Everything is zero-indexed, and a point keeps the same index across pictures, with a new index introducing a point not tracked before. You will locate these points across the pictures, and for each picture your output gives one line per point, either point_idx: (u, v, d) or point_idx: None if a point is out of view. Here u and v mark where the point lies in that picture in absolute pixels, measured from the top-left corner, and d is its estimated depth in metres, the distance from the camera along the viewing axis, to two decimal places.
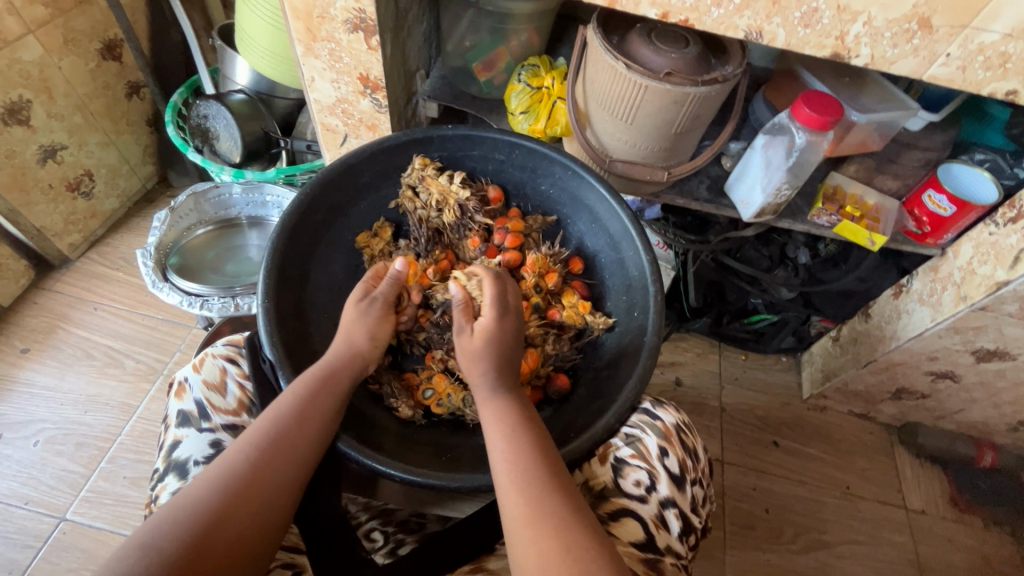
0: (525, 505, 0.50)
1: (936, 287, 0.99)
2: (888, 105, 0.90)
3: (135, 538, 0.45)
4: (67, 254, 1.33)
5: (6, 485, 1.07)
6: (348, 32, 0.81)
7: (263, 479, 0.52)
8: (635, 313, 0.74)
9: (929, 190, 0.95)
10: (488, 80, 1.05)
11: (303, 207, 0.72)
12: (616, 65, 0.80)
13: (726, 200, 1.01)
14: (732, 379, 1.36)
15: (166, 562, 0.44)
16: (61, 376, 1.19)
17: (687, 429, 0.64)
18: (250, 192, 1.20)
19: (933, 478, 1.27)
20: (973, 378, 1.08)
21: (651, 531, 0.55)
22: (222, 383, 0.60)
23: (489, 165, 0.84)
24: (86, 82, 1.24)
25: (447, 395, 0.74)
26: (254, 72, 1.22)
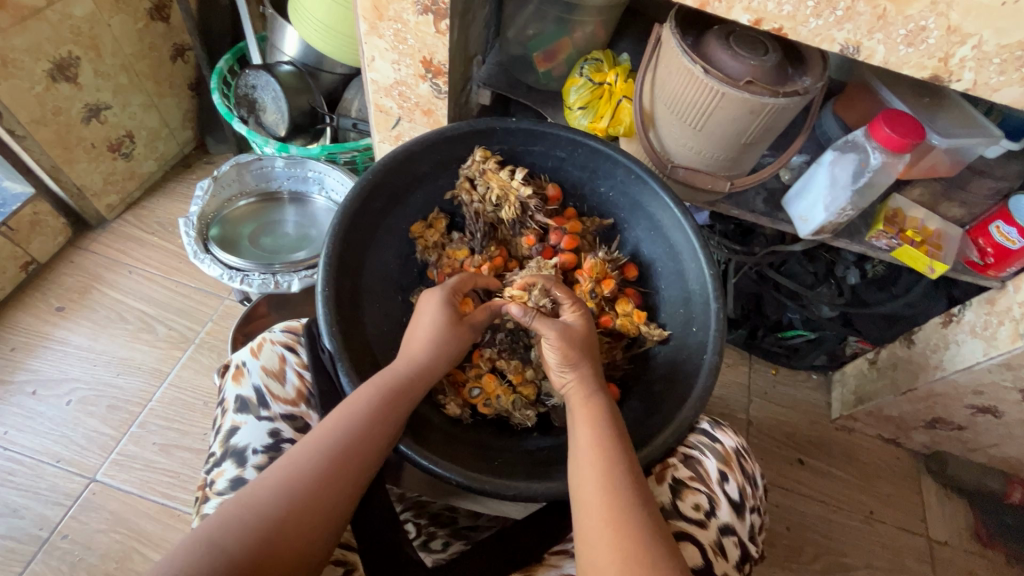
0: (614, 535, 0.49)
1: (991, 321, 0.96)
2: (968, 129, 0.87)
3: (201, 533, 0.46)
4: (104, 215, 1.33)
5: (39, 441, 1.08)
6: (417, 14, 0.79)
7: (328, 485, 0.51)
8: (694, 329, 0.72)
9: (998, 221, 0.92)
10: (547, 72, 1.01)
11: (363, 194, 0.70)
12: (693, 68, 0.77)
13: (782, 214, 0.98)
14: (761, 393, 1.34)
15: (229, 564, 0.44)
16: (94, 338, 1.20)
17: (745, 455, 0.63)
18: (293, 166, 1.18)
19: (958, 510, 1.25)
20: (1016, 415, 1.06)
21: (710, 558, 0.54)
22: (282, 371, 0.59)
23: (549, 162, 0.82)
24: (134, 42, 1.22)
25: (496, 396, 0.74)
26: (304, 43, 1.20)
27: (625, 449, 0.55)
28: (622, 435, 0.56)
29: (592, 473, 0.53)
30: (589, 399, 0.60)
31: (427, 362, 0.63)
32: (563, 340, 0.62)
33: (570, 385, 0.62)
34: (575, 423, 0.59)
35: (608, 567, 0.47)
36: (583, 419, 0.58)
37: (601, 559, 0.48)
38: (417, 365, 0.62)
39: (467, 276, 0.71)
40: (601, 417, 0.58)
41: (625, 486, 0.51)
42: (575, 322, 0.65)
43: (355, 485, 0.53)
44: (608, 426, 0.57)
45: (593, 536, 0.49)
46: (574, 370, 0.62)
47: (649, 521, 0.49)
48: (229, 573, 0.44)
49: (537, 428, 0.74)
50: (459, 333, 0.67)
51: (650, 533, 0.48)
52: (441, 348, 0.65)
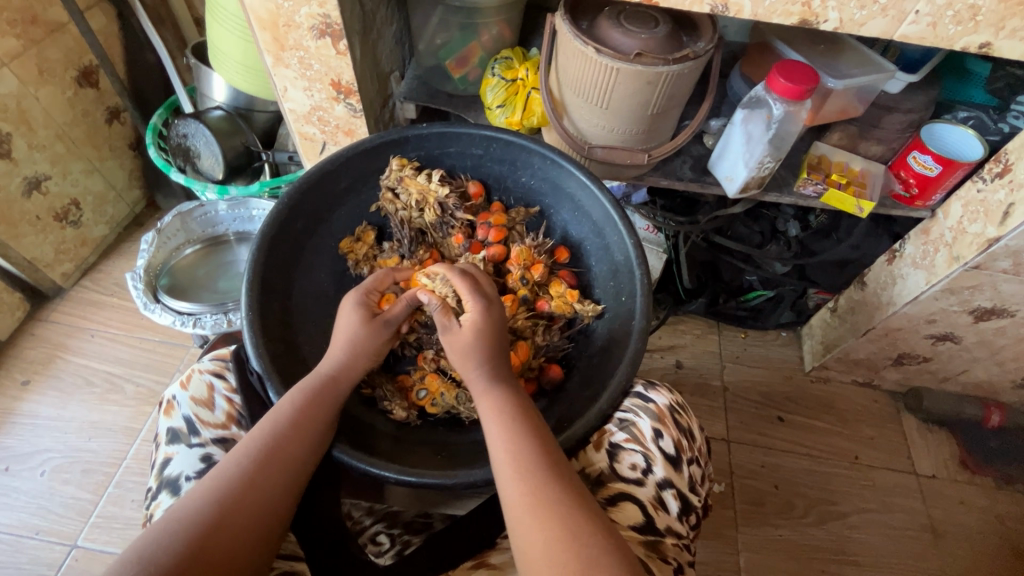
0: (530, 495, 0.50)
1: (929, 250, 0.98)
2: (864, 69, 0.90)
3: (133, 551, 0.47)
4: (61, 283, 1.34)
5: (17, 516, 1.08)
6: (316, 39, 0.81)
7: (258, 486, 0.53)
8: (623, 298, 0.73)
9: (914, 151, 0.94)
10: (462, 77, 1.04)
11: (282, 216, 0.72)
12: (586, 49, 0.79)
13: (710, 178, 1.00)
14: (733, 357, 1.35)
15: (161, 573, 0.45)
16: (63, 406, 1.20)
17: (681, 410, 0.64)
18: (235, 208, 1.19)
19: (942, 442, 1.26)
20: (974, 337, 1.07)
21: (650, 513, 0.55)
22: (210, 399, 0.61)
23: (467, 161, 0.84)
24: (65, 111, 1.24)
25: (441, 393, 0.74)
26: (231, 87, 1.22)
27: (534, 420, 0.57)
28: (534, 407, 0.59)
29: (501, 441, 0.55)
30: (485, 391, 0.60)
31: (350, 360, 0.65)
32: (455, 348, 0.62)
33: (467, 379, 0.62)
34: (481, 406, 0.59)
35: (530, 526, 0.48)
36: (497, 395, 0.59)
37: (521, 521, 0.49)
38: (343, 369, 0.65)
39: (383, 274, 0.74)
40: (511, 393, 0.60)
41: (542, 449, 0.54)
42: (469, 323, 0.63)
43: (285, 485, 0.55)
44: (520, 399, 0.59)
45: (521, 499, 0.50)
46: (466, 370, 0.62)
47: (565, 478, 0.51)
48: None
49: None
50: (376, 333, 0.68)
51: (564, 490, 0.50)
52: (358, 347, 0.66)
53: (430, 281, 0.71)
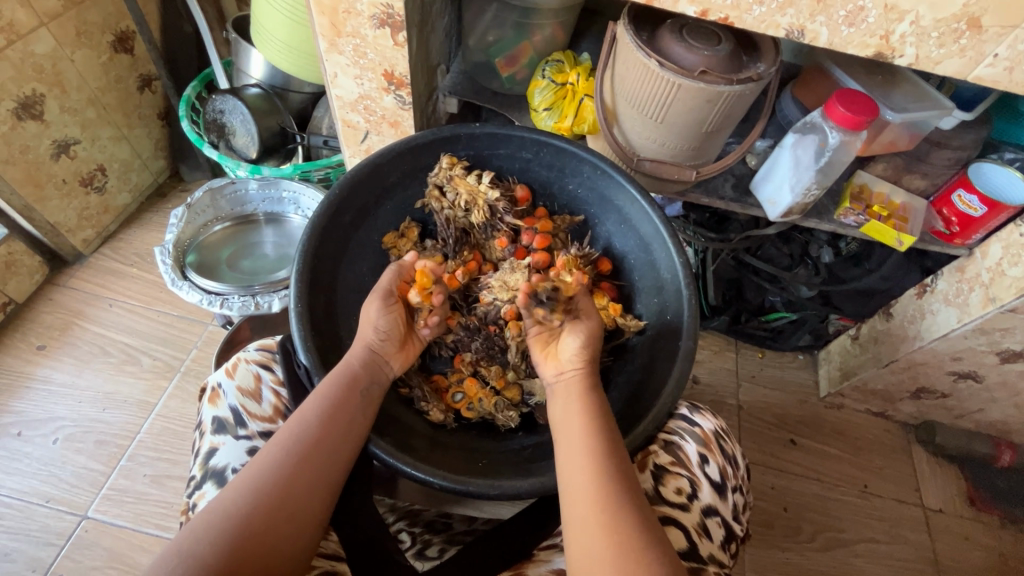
0: (597, 511, 0.51)
1: (963, 288, 0.98)
2: (921, 103, 0.90)
3: (175, 544, 0.47)
4: (81, 250, 1.32)
5: (27, 482, 1.07)
6: (374, 28, 0.80)
7: (296, 481, 0.53)
8: (668, 316, 0.73)
9: (960, 190, 0.94)
10: (510, 76, 1.03)
11: (332, 208, 0.71)
12: (648, 62, 0.78)
13: (751, 198, 1.00)
14: (749, 377, 1.35)
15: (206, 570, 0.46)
16: (77, 374, 1.19)
17: (725, 436, 0.64)
18: (267, 188, 1.18)
19: (950, 477, 1.27)
20: (996, 378, 1.07)
21: (694, 540, 0.55)
22: (257, 390, 0.61)
23: (516, 164, 0.83)
24: (99, 75, 1.22)
25: (478, 399, 0.75)
26: (270, 65, 1.20)
27: (605, 432, 0.57)
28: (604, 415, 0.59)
29: (573, 456, 0.56)
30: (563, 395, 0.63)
31: (372, 354, 0.66)
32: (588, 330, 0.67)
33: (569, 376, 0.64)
34: (562, 412, 0.61)
35: (591, 542, 0.50)
36: (572, 407, 0.60)
37: (584, 538, 0.50)
38: (365, 360, 0.65)
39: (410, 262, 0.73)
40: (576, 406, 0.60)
41: (607, 467, 0.54)
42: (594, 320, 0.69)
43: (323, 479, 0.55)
44: (586, 413, 0.59)
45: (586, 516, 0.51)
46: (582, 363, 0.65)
47: (630, 499, 0.51)
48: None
49: (522, 428, 0.75)
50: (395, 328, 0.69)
51: (627, 509, 0.51)
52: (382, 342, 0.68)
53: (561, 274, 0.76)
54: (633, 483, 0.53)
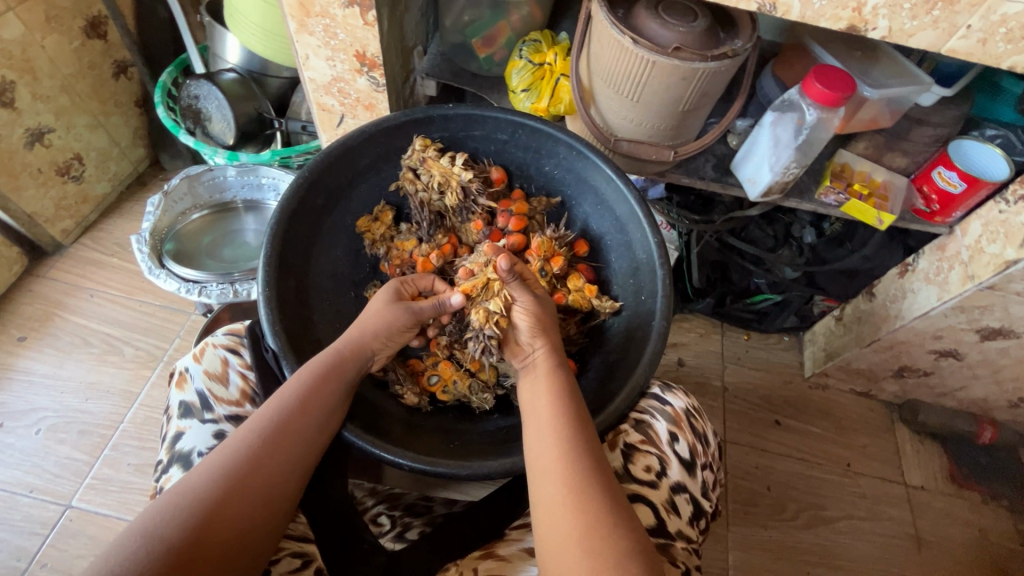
0: (570, 489, 0.51)
1: (943, 266, 0.98)
2: (901, 79, 0.89)
3: (138, 524, 0.47)
4: (60, 240, 1.31)
5: (10, 473, 1.07)
6: (343, 7, 0.78)
7: (266, 465, 0.53)
8: (643, 297, 0.73)
9: (939, 167, 0.94)
10: (488, 57, 1.01)
11: (301, 191, 0.70)
12: (622, 39, 0.77)
13: (732, 179, 0.99)
14: (735, 359, 1.35)
15: (168, 550, 0.45)
16: (59, 365, 1.18)
17: (697, 414, 0.65)
18: (245, 174, 1.16)
19: (933, 455, 1.28)
20: (977, 356, 1.08)
21: (662, 517, 0.56)
22: (224, 374, 0.61)
23: (491, 145, 0.82)
24: (71, 62, 1.19)
25: (453, 381, 0.74)
26: (245, 49, 1.18)
27: (581, 414, 0.57)
28: (575, 396, 0.59)
29: (548, 433, 0.55)
30: (533, 371, 0.63)
31: (364, 341, 0.65)
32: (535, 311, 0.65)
33: (539, 356, 0.64)
34: (535, 390, 0.61)
35: (559, 520, 0.49)
36: (545, 387, 0.60)
37: (553, 515, 0.50)
38: (354, 347, 0.64)
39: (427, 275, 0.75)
40: (558, 383, 0.60)
41: (584, 448, 0.53)
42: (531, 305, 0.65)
43: (296, 464, 0.55)
44: (567, 393, 0.59)
45: (554, 497, 0.51)
46: (542, 342, 0.64)
47: (601, 477, 0.51)
48: (168, 557, 0.45)
49: (497, 410, 0.75)
50: (393, 318, 0.67)
51: (600, 486, 0.51)
52: (374, 330, 0.66)
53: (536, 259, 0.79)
54: (605, 462, 0.53)
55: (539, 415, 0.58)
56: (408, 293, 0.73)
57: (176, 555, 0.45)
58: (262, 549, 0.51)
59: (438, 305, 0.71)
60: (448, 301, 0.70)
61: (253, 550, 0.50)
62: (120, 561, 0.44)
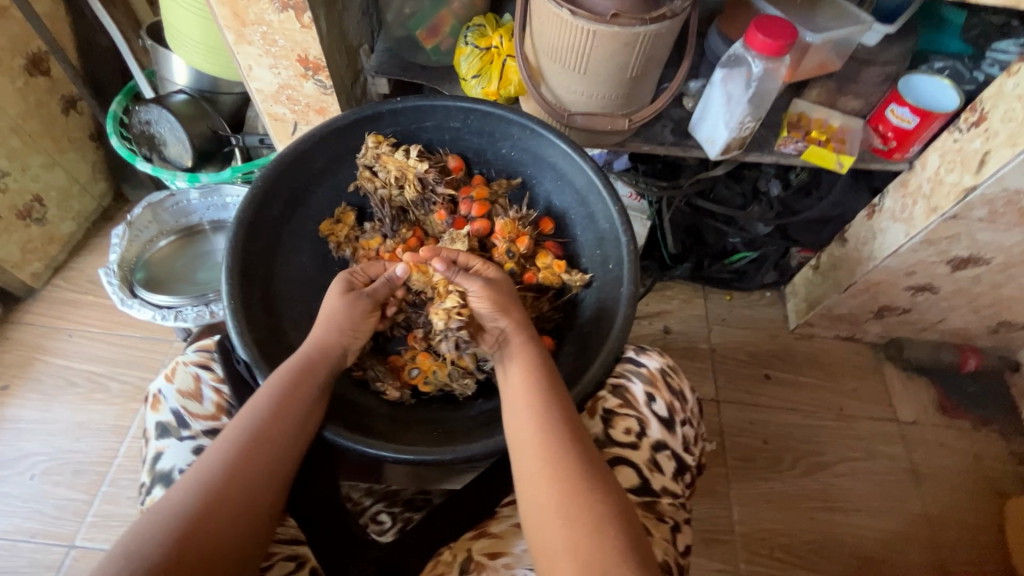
0: (545, 458, 0.52)
1: (907, 203, 0.99)
2: (840, 21, 0.90)
3: (119, 544, 0.47)
4: (31, 284, 1.29)
5: (9, 521, 1.06)
6: (278, 12, 0.77)
7: (246, 473, 0.53)
8: (610, 266, 0.73)
9: (892, 104, 0.94)
10: (434, 47, 1.00)
11: (258, 200, 0.70)
12: (561, 12, 0.76)
13: (691, 140, 1.00)
14: (720, 320, 1.36)
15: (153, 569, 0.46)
16: (45, 408, 1.17)
17: (673, 372, 0.65)
18: (208, 196, 1.16)
19: (922, 390, 1.30)
20: (951, 287, 1.10)
21: (646, 475, 0.58)
22: (198, 390, 0.61)
23: (445, 134, 0.82)
24: (18, 103, 1.17)
25: (433, 371, 0.74)
26: (192, 69, 1.16)
27: (554, 386, 0.58)
28: (545, 369, 0.60)
29: (522, 410, 0.56)
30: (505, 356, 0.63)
31: (332, 342, 0.65)
32: (487, 289, 0.65)
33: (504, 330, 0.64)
34: (507, 369, 0.61)
35: (538, 489, 0.51)
36: (515, 363, 0.61)
37: (534, 485, 0.51)
38: (323, 348, 0.64)
39: (375, 261, 0.73)
40: (527, 360, 0.60)
41: (556, 417, 0.55)
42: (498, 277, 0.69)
43: (277, 468, 0.55)
44: (535, 368, 0.59)
45: (534, 470, 0.52)
46: (505, 318, 0.64)
47: (576, 444, 0.53)
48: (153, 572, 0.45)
49: (480, 395, 0.75)
50: (353, 307, 0.67)
51: (574, 451, 0.52)
52: (340, 327, 0.66)
53: (504, 242, 0.80)
54: (581, 430, 0.54)
55: (512, 392, 0.58)
56: (359, 281, 0.71)
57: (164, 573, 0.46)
58: (253, 552, 0.52)
59: (388, 281, 0.71)
60: (393, 274, 0.71)
61: (244, 553, 0.51)
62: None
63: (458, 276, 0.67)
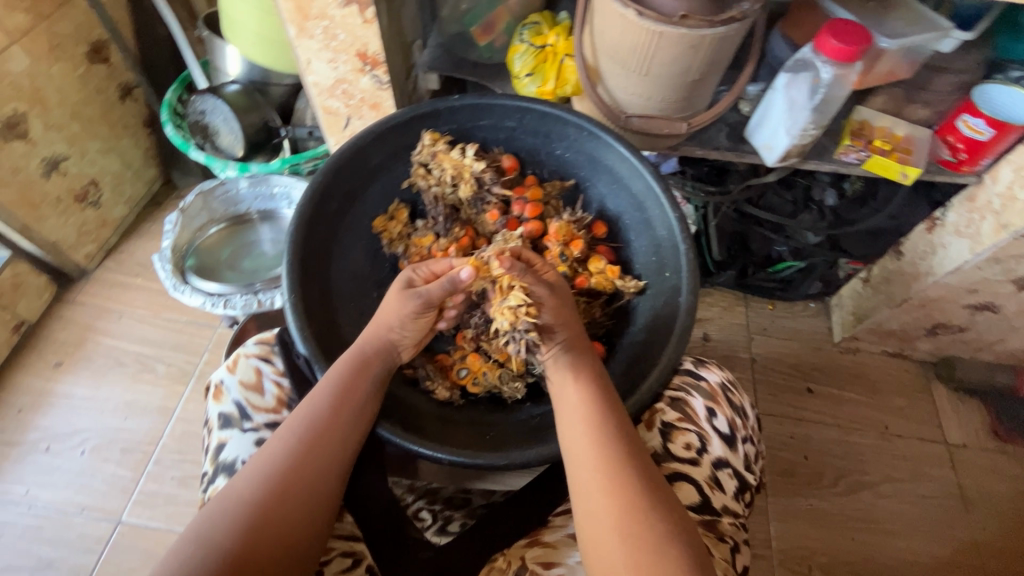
0: (601, 468, 0.51)
1: (974, 218, 0.95)
2: (916, 27, 0.86)
3: (191, 530, 0.49)
4: (85, 265, 1.33)
5: (61, 494, 1.10)
6: (341, 7, 0.77)
7: (305, 466, 0.54)
8: (666, 274, 0.72)
9: (963, 115, 0.89)
10: (488, 44, 0.99)
11: (317, 196, 0.70)
12: (626, 12, 0.75)
13: (747, 146, 0.97)
14: (761, 329, 1.33)
15: (220, 556, 0.47)
16: (96, 386, 1.21)
17: (733, 387, 0.64)
18: (257, 185, 1.17)
19: (973, 412, 1.25)
20: (1014, 307, 1.05)
21: (706, 493, 0.56)
22: (259, 383, 0.63)
23: (501, 133, 0.81)
24: (79, 89, 1.20)
25: (483, 372, 0.74)
26: (246, 60, 1.18)
27: (611, 397, 0.57)
28: (600, 378, 0.59)
29: (577, 416, 0.56)
30: (555, 363, 0.62)
31: (387, 339, 0.65)
32: (562, 301, 0.64)
33: (563, 345, 0.62)
34: (560, 376, 0.61)
35: (595, 500, 0.50)
36: (568, 370, 0.60)
37: (590, 496, 0.51)
38: (376, 344, 0.65)
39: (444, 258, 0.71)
40: (584, 371, 0.60)
41: (611, 426, 0.54)
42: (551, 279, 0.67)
43: (336, 461, 0.56)
44: (592, 379, 0.59)
45: (591, 479, 0.51)
46: (562, 331, 0.63)
47: (633, 457, 0.52)
48: (222, 559, 0.47)
49: (529, 399, 0.75)
50: (403, 306, 0.65)
51: (630, 463, 0.51)
52: (391, 324, 0.66)
53: (559, 245, 0.79)
54: (637, 441, 0.54)
55: (569, 397, 0.58)
56: (422, 278, 0.69)
57: (231, 561, 0.47)
58: (314, 545, 0.52)
59: (450, 282, 0.66)
60: (456, 277, 0.65)
61: (305, 544, 0.51)
62: (178, 567, 0.46)
63: (527, 276, 0.63)
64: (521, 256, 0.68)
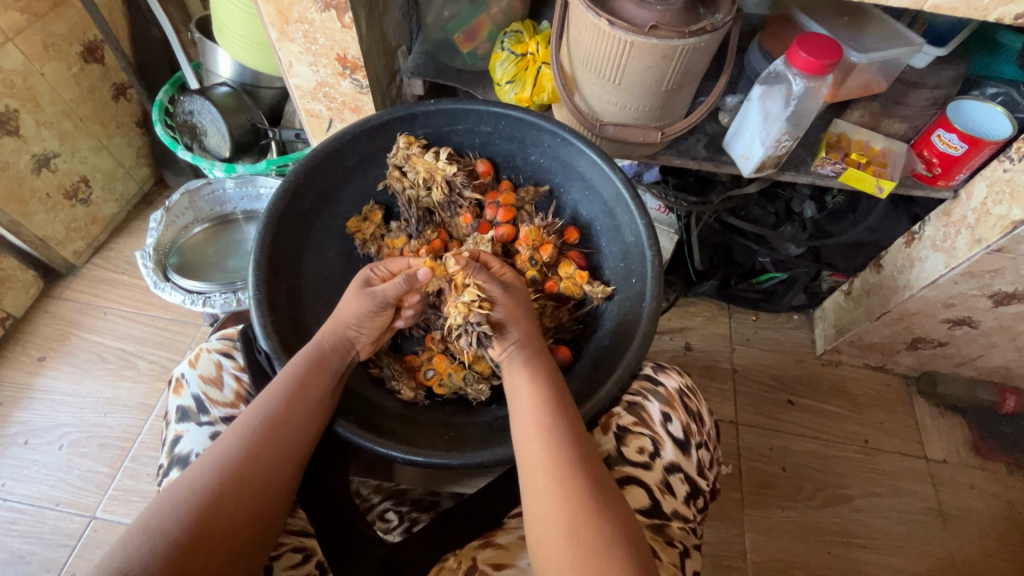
0: (553, 469, 0.51)
1: (949, 232, 0.95)
2: (891, 42, 0.87)
3: (139, 523, 0.49)
4: (73, 261, 1.34)
5: (37, 488, 1.11)
6: (320, 12, 0.79)
7: (259, 459, 0.54)
8: (634, 280, 0.72)
9: (939, 130, 0.90)
10: (471, 52, 1.00)
11: (288, 195, 0.71)
12: (599, 22, 0.76)
13: (724, 156, 0.98)
14: (743, 340, 1.33)
15: (168, 547, 0.47)
16: (78, 382, 1.22)
17: (690, 393, 0.65)
18: (243, 185, 1.19)
19: (954, 427, 1.25)
20: (992, 322, 1.05)
21: (656, 497, 0.57)
22: (219, 377, 0.63)
23: (476, 138, 0.82)
24: (71, 87, 1.22)
25: (448, 374, 0.75)
26: (236, 63, 1.19)
27: (563, 399, 0.58)
28: (554, 380, 0.60)
29: (531, 418, 0.56)
30: (509, 362, 0.63)
31: (348, 336, 0.66)
32: (515, 304, 0.66)
33: (514, 341, 0.63)
34: (516, 376, 0.61)
35: (546, 501, 0.50)
36: (525, 371, 0.61)
37: (540, 497, 0.51)
38: (335, 341, 0.65)
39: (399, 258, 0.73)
40: (540, 373, 0.60)
41: (564, 428, 0.54)
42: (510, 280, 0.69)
43: (291, 454, 0.56)
44: (548, 382, 0.59)
45: (541, 480, 0.51)
46: (514, 331, 0.64)
47: (584, 459, 0.52)
48: (170, 550, 0.47)
49: (494, 401, 0.75)
50: (358, 304, 0.66)
51: (582, 464, 0.52)
52: (353, 322, 0.66)
53: (528, 249, 0.79)
54: (588, 443, 0.54)
55: (523, 398, 0.58)
56: (379, 277, 0.70)
57: (177, 553, 0.47)
58: (265, 537, 0.52)
59: (406, 280, 0.67)
60: (413, 276, 0.67)
61: (256, 536, 0.52)
62: (124, 558, 0.46)
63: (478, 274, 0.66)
64: (479, 259, 0.71)
